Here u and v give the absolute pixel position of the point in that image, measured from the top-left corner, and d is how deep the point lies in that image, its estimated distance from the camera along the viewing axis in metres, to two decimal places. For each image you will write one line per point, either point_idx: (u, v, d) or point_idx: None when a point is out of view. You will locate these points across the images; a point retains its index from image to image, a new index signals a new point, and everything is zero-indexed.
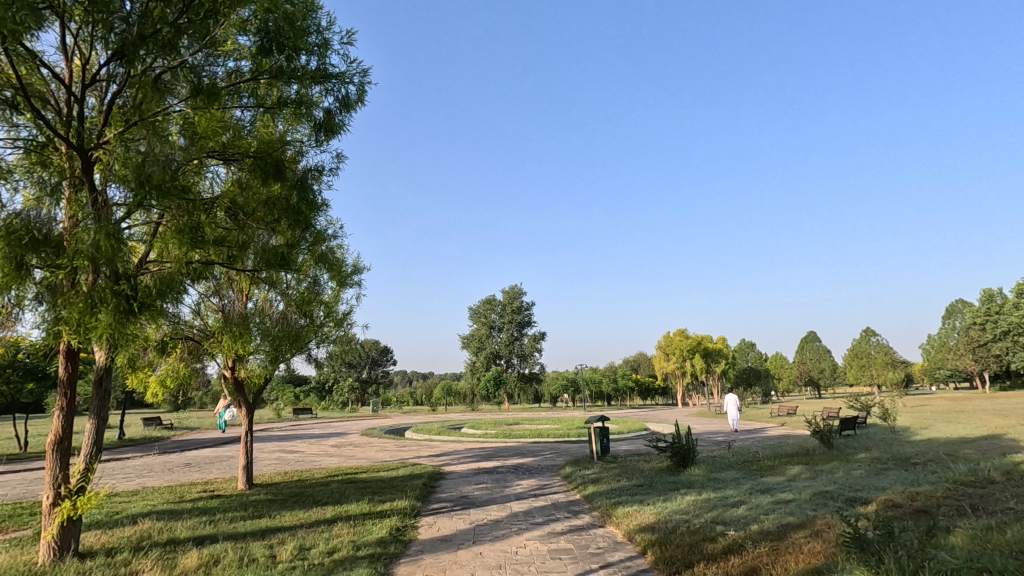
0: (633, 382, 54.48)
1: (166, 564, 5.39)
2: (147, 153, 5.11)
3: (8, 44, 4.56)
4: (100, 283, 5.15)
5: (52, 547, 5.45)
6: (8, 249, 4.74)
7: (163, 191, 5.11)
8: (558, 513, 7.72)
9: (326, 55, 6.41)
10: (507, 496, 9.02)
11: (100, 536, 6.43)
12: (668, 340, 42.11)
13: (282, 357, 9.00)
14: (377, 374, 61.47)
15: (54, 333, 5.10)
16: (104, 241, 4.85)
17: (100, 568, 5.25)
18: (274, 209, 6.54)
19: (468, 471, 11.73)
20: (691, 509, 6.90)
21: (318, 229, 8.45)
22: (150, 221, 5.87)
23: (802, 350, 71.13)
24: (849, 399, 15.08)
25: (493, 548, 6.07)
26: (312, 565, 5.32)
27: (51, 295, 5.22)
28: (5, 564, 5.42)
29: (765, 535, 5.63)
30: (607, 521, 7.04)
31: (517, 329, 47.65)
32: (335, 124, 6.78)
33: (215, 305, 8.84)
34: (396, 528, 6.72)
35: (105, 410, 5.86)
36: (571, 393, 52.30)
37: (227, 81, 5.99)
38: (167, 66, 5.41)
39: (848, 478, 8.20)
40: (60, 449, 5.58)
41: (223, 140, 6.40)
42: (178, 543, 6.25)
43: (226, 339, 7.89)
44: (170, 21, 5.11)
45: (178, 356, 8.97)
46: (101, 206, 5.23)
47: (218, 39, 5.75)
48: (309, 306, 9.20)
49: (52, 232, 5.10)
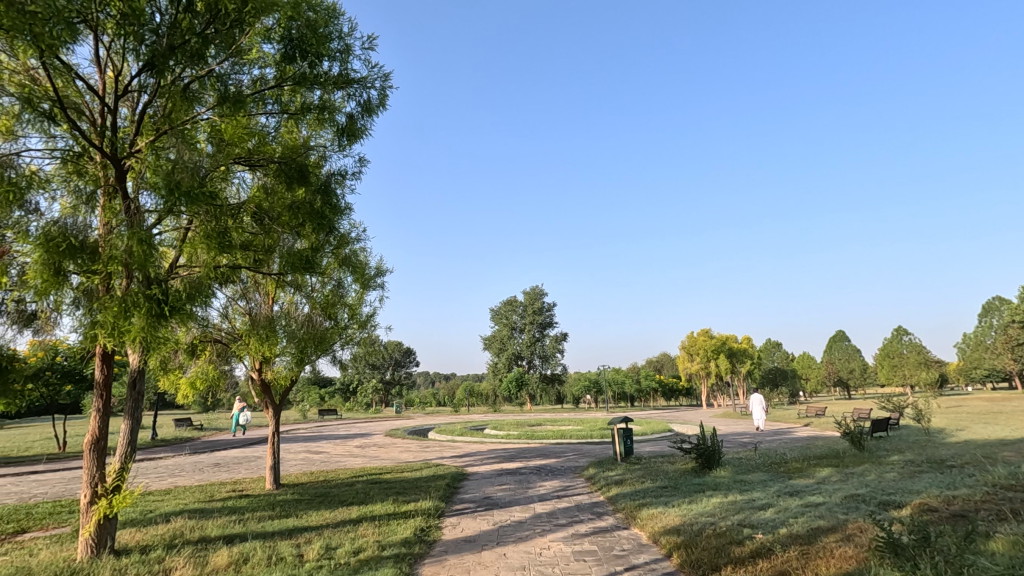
0: (657, 382, 53.88)
1: (197, 561, 5.51)
2: (176, 161, 5.27)
3: (45, 58, 4.72)
4: (133, 288, 5.33)
5: (89, 545, 5.63)
6: (47, 256, 4.90)
7: (192, 197, 5.25)
8: (581, 514, 7.69)
9: (348, 61, 6.50)
10: (530, 497, 9.00)
11: (134, 535, 6.60)
12: (693, 340, 41.49)
13: (308, 359, 9.14)
14: (401, 375, 62.03)
15: (91, 336, 5.26)
16: (137, 247, 5.01)
17: (135, 565, 5.38)
18: (299, 212, 6.72)
19: (491, 472, 11.76)
20: (718, 512, 6.79)
21: (343, 233, 8.56)
22: (179, 227, 6.02)
23: (832, 349, 69.32)
24: (880, 401, 14.68)
25: (517, 549, 6.07)
26: (338, 565, 5.36)
27: (87, 300, 5.37)
28: (45, 560, 5.61)
29: (795, 539, 5.50)
30: (631, 523, 6.97)
31: (538, 329, 47.55)
32: (357, 129, 6.88)
33: (242, 308, 9.02)
34: (420, 528, 6.78)
35: (138, 411, 6.02)
36: (594, 394, 51.99)
37: (252, 89, 6.10)
38: (195, 76, 5.58)
39: (881, 481, 7.97)
40: (96, 448, 5.76)
41: (248, 146, 6.50)
42: (208, 541, 6.38)
43: (254, 341, 8.05)
44: (198, 32, 5.26)
45: (207, 358, 9.18)
46: (134, 214, 5.39)
47: (244, 48, 5.85)
48: (333, 308, 9.29)
49: (88, 239, 5.26)
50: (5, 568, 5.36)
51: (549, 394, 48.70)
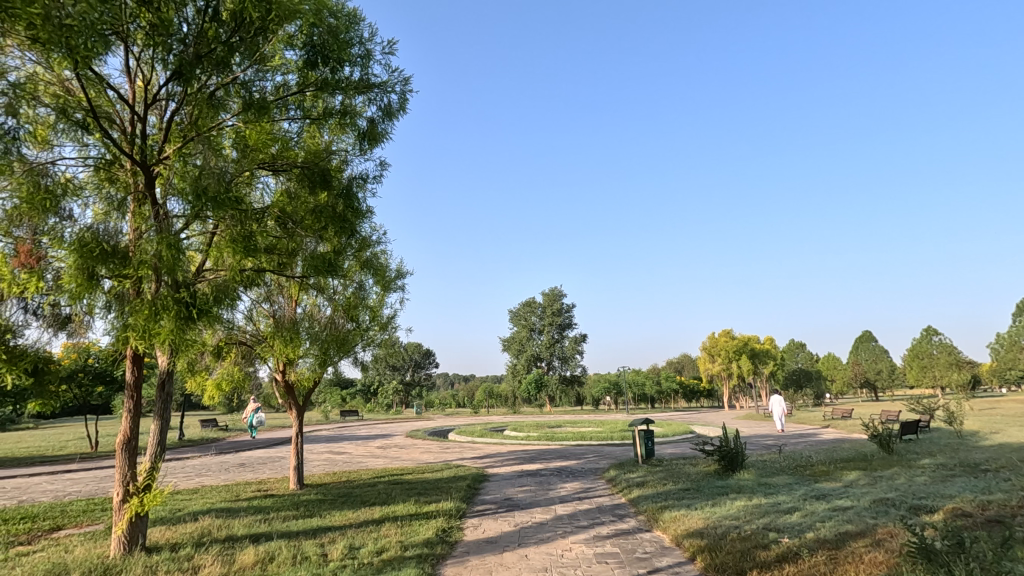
0: (677, 384, 53.24)
1: (225, 559, 5.62)
2: (203, 167, 5.40)
3: (79, 69, 4.85)
4: (163, 292, 5.48)
5: (122, 542, 5.78)
6: (81, 261, 5.04)
7: (218, 202, 5.37)
8: (603, 516, 7.64)
9: (368, 65, 6.57)
10: (551, 499, 8.98)
11: (164, 532, 6.75)
12: (714, 340, 40.95)
13: (331, 360, 9.25)
14: (420, 376, 62.34)
15: (123, 339, 5.42)
16: (166, 251, 5.13)
17: (165, 563, 5.50)
18: (322, 216, 6.80)
19: (512, 473, 11.75)
20: (742, 515, 6.70)
21: (364, 236, 8.65)
22: (206, 232, 6.15)
23: (858, 350, 67.78)
24: (909, 403, 14.32)
25: (538, 551, 6.07)
26: (361, 565, 5.41)
27: (118, 303, 5.51)
28: (80, 556, 5.78)
29: (822, 544, 5.40)
30: (654, 525, 6.92)
31: (557, 332, 47.42)
32: (378, 133, 6.95)
33: (267, 311, 9.14)
34: (442, 529, 6.82)
35: (168, 412, 6.17)
36: (614, 395, 51.66)
37: (276, 95, 6.18)
38: (220, 83, 5.72)
39: (911, 485, 7.78)
40: (128, 448, 5.92)
41: (272, 152, 6.61)
42: (236, 539, 6.51)
43: (278, 343, 8.18)
44: (224, 40, 5.40)
45: (232, 360, 9.34)
46: (162, 219, 5.52)
47: (267, 55, 5.94)
48: (355, 311, 9.41)
49: (119, 244, 5.44)
50: (43, 564, 5.52)
51: (569, 395, 48.57)
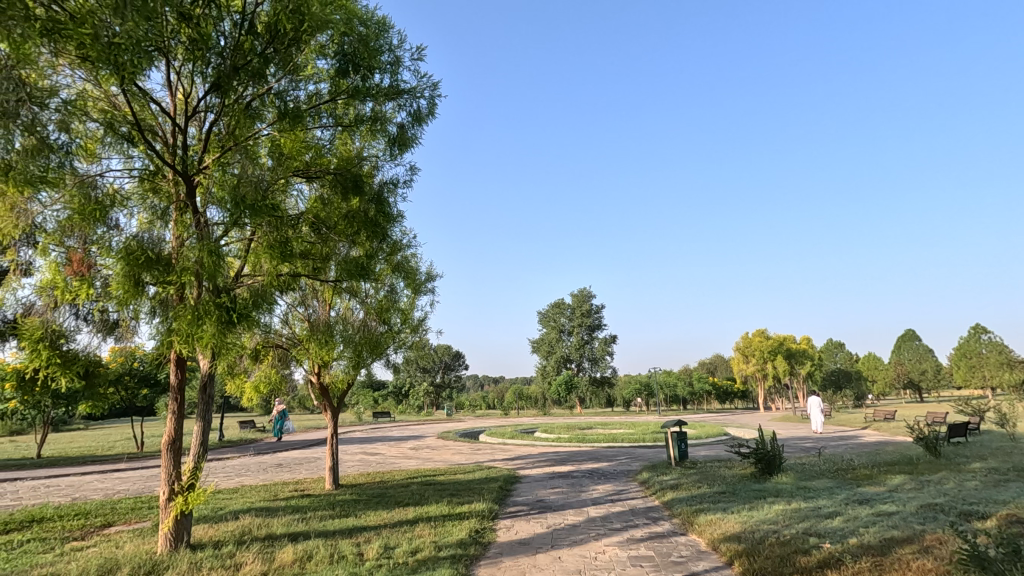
0: (711, 386, 52.17)
1: (265, 557, 5.77)
2: (241, 176, 5.59)
3: (125, 84, 5.09)
4: (204, 297, 5.65)
5: (168, 539, 5.99)
6: (128, 269, 5.27)
7: (256, 209, 5.55)
8: (636, 519, 7.56)
9: (398, 72, 6.68)
10: (584, 501, 8.94)
11: (208, 530, 6.98)
12: (748, 340, 40.17)
13: (364, 362, 9.42)
14: (451, 378, 62.76)
15: (167, 343, 5.64)
16: (207, 257, 5.33)
17: (209, 559, 5.68)
18: (354, 221, 6.97)
19: (544, 475, 11.73)
20: (781, 519, 6.54)
21: (395, 240, 8.79)
22: (244, 238, 6.29)
23: (900, 350, 65.38)
24: (957, 404, 13.75)
25: (572, 553, 6.04)
26: (397, 565, 5.48)
27: (163, 309, 5.72)
28: (130, 552, 6.01)
29: (866, 550, 5.23)
30: (689, 529, 6.82)
31: (587, 333, 47.14)
32: (408, 138, 7.05)
33: (302, 315, 9.30)
34: (475, 530, 6.84)
35: (209, 413, 6.37)
36: (645, 396, 51.06)
37: (309, 104, 6.32)
38: (256, 94, 5.89)
39: (961, 490, 7.45)
40: (173, 448, 6.14)
41: (305, 159, 6.77)
42: (275, 538, 6.67)
43: (314, 346, 8.38)
44: (259, 52, 5.56)
45: (269, 363, 9.61)
46: (203, 227, 5.70)
47: (300, 65, 6.07)
48: (387, 314, 9.55)
49: (162, 252, 5.63)
50: (95, 559, 5.76)
51: (599, 397, 48.22)
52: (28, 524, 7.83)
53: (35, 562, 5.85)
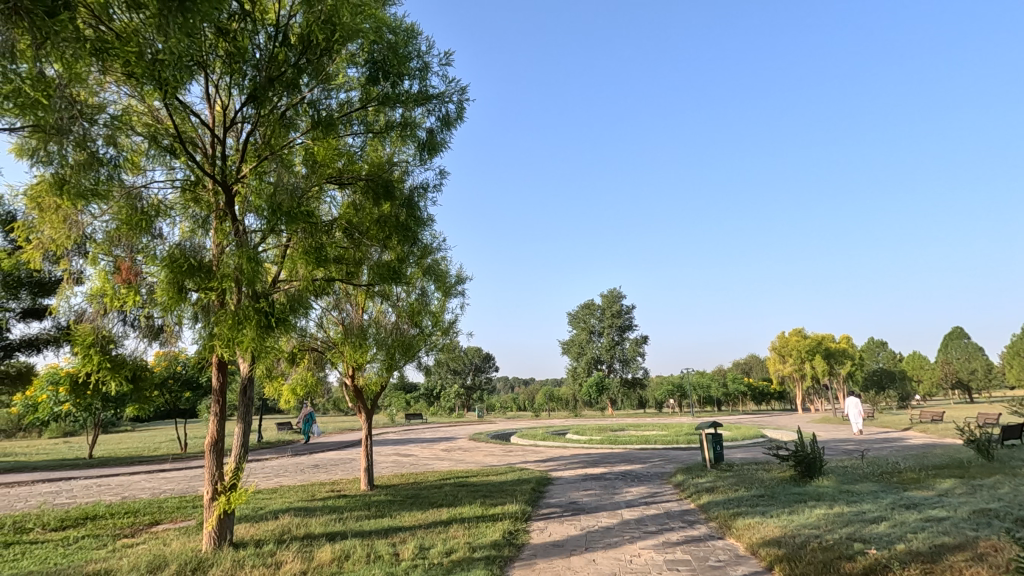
0: (747, 386, 50.99)
1: (305, 556, 5.90)
2: (277, 184, 5.75)
3: (167, 99, 5.29)
4: (243, 302, 5.81)
5: (212, 537, 6.18)
6: (171, 276, 5.47)
7: (291, 216, 5.70)
8: (672, 521, 7.46)
9: (427, 78, 6.74)
10: (617, 503, 8.85)
11: (249, 529, 7.17)
12: (785, 340, 39.25)
13: (397, 364, 9.58)
14: (481, 380, 63.02)
15: (209, 347, 5.83)
16: (246, 264, 5.50)
17: (251, 557, 5.85)
18: (385, 226, 7.11)
19: (576, 477, 11.67)
20: (823, 524, 6.34)
21: (426, 244, 8.86)
22: (280, 244, 6.45)
23: (948, 348, 62.73)
24: (1010, 405, 13.12)
25: (607, 555, 6.00)
26: (432, 565, 5.54)
27: (204, 314, 5.90)
28: (177, 549, 6.24)
29: (915, 556, 5.03)
30: (727, 533, 6.68)
31: (618, 333, 46.70)
32: (437, 142, 7.13)
33: (336, 319, 9.38)
34: (509, 532, 6.86)
35: (249, 415, 6.55)
36: (678, 397, 50.27)
37: (340, 112, 6.45)
38: (290, 103, 6.01)
39: (1017, 496, 7.09)
40: (216, 449, 6.34)
41: (338, 166, 6.91)
42: (313, 537, 6.81)
43: (348, 349, 8.58)
44: (293, 63, 5.71)
45: (305, 366, 9.83)
46: (241, 234, 5.87)
47: (332, 74, 6.21)
48: (419, 316, 9.67)
49: (203, 259, 5.82)
50: (145, 555, 5.99)
51: (631, 399, 47.69)
52: (82, 521, 8.20)
53: (90, 557, 6.13)
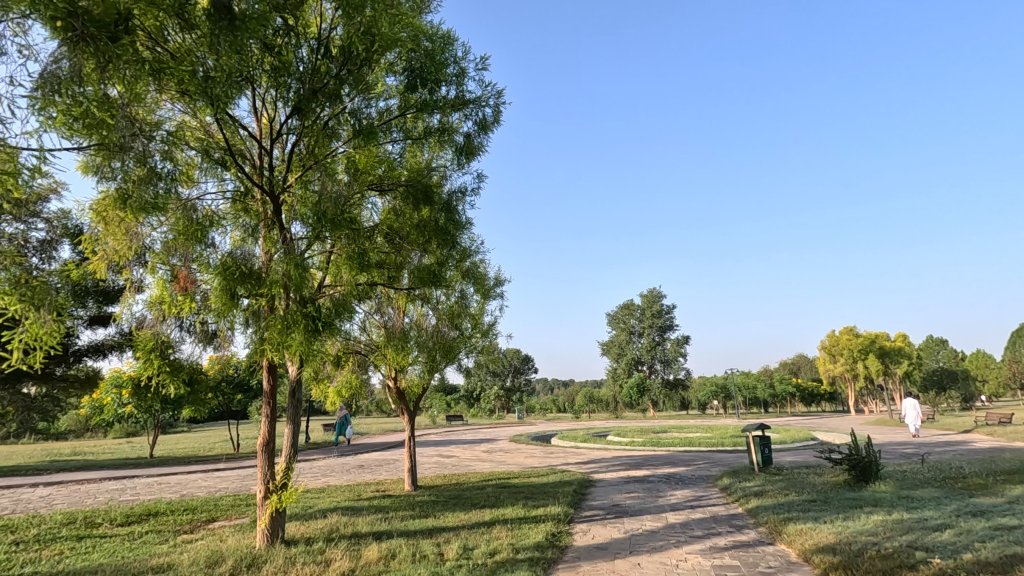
0: (795, 387, 49.27)
1: (352, 554, 6.05)
2: (322, 193, 5.94)
3: (218, 114, 5.53)
4: (291, 307, 6.02)
5: (265, 535, 6.42)
6: (224, 283, 5.68)
7: (336, 223, 5.89)
8: (719, 526, 7.28)
9: (463, 83, 6.82)
10: (662, 506, 8.71)
11: (299, 527, 7.40)
12: (835, 340, 37.79)
13: (438, 366, 9.71)
14: (521, 382, 63.03)
15: (260, 351, 6.06)
16: (293, 270, 5.72)
17: (302, 555, 6.03)
18: (425, 230, 7.19)
19: (618, 479, 11.54)
20: (881, 531, 6.06)
21: (464, 247, 8.94)
22: (325, 251, 6.63)
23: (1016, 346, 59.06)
24: None
25: (652, 559, 5.91)
26: (477, 565, 5.60)
27: (255, 320, 6.13)
28: (233, 545, 6.49)
29: (984, 567, 4.75)
30: (777, 539, 6.48)
31: (658, 333, 45.95)
32: (475, 146, 7.20)
33: (378, 322, 9.63)
34: (551, 533, 6.84)
35: (298, 417, 6.76)
36: (723, 399, 49.03)
37: (380, 120, 6.58)
38: (332, 113, 6.17)
39: None
40: (268, 449, 6.58)
41: (378, 173, 7.06)
42: (360, 536, 6.97)
43: (390, 351, 8.72)
44: (334, 74, 5.89)
45: (350, 369, 10.07)
46: (288, 242, 6.10)
47: (371, 83, 6.35)
48: (458, 319, 9.78)
49: (254, 266, 6.04)
50: (203, 551, 6.26)
51: (673, 400, 46.79)
52: (146, 517, 8.66)
53: (153, 552, 6.45)
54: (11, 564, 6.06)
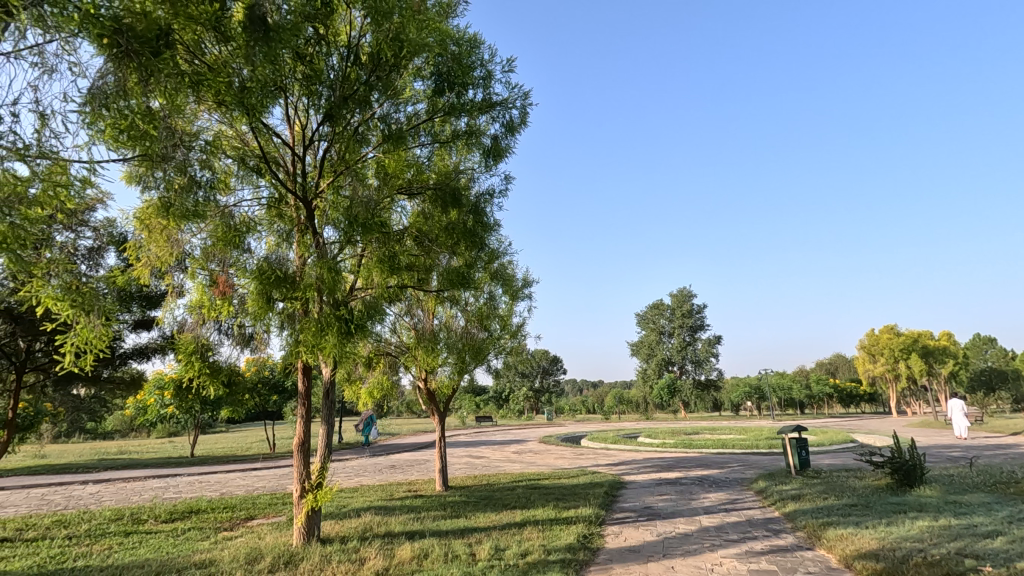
0: (833, 387, 47.82)
1: (386, 553, 6.14)
2: (353, 197, 6.05)
3: (253, 123, 5.69)
4: (325, 310, 6.13)
5: (301, 533, 6.56)
6: (261, 287, 5.85)
7: (366, 227, 5.98)
8: (755, 530, 7.14)
9: (490, 85, 6.85)
10: (695, 509, 8.58)
11: (335, 526, 7.55)
12: (876, 339, 36.56)
13: (467, 367, 9.76)
14: (549, 383, 62.85)
15: (295, 353, 6.20)
16: (326, 273, 5.83)
17: (337, 553, 6.15)
18: (454, 232, 7.21)
19: (650, 481, 11.42)
20: (927, 537, 5.85)
21: (493, 248, 9.00)
22: (356, 254, 6.75)
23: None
24: None
25: (686, 563, 5.83)
26: (509, 565, 5.61)
27: (290, 322, 6.27)
28: (271, 543, 6.66)
29: None
30: (816, 544, 6.31)
31: (689, 333, 45.23)
32: (502, 148, 7.23)
33: (408, 324, 9.75)
34: (583, 535, 6.81)
35: (332, 417, 6.90)
36: (757, 400, 47.94)
37: (409, 124, 6.67)
38: (362, 119, 6.27)
39: None
40: (304, 450, 6.73)
41: (407, 177, 7.14)
42: (394, 536, 7.07)
43: (421, 353, 8.81)
44: (364, 81, 6.00)
45: (381, 370, 10.22)
46: (321, 246, 6.22)
47: (400, 89, 6.44)
48: (488, 320, 9.83)
49: (288, 271, 6.17)
50: (243, 547, 6.45)
51: (705, 401, 45.99)
52: (188, 514, 8.96)
53: (196, 548, 6.67)
54: (65, 557, 6.34)
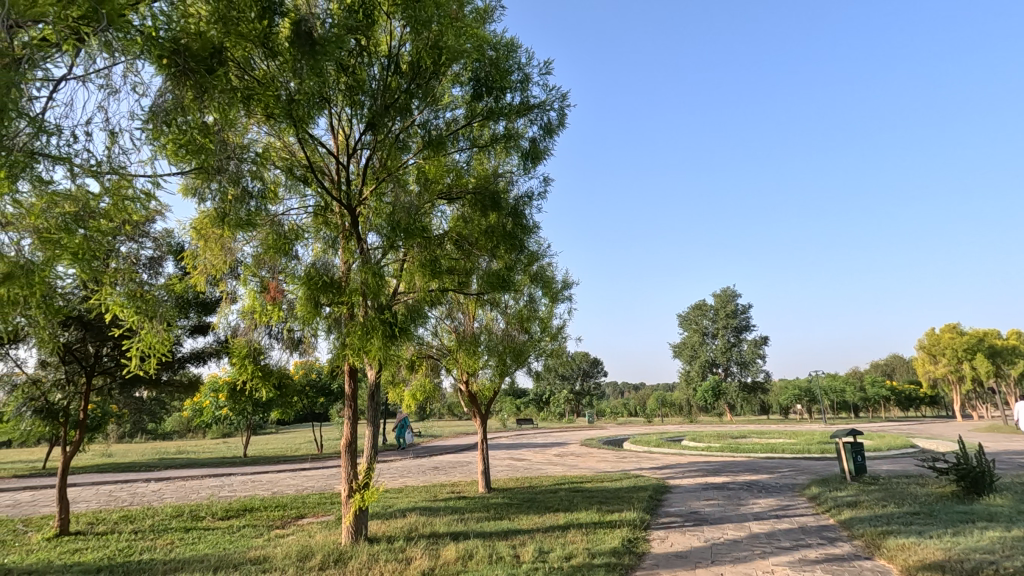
0: (890, 390, 45.55)
1: (431, 553, 6.23)
2: (395, 205, 6.26)
3: (299, 133, 5.90)
4: (370, 314, 6.26)
5: (350, 532, 6.73)
6: (309, 292, 6.06)
7: (409, 232, 6.08)
8: (808, 538, 6.87)
9: (528, 88, 6.87)
10: (744, 515, 8.35)
11: (381, 526, 7.71)
12: (937, 339, 34.64)
13: (508, 370, 9.80)
14: (590, 385, 62.30)
15: (342, 356, 6.40)
16: (370, 278, 5.97)
17: (384, 552, 6.28)
18: (493, 236, 7.27)
19: (696, 486, 11.17)
20: (998, 549, 5.50)
21: (532, 250, 9.00)
22: (398, 259, 6.89)
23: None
24: None
25: (736, 570, 5.67)
26: (553, 569, 5.59)
27: (337, 326, 6.45)
28: (321, 541, 6.85)
29: None
30: (876, 553, 6.02)
31: (734, 334, 44.02)
32: (540, 150, 7.23)
33: (450, 326, 9.86)
34: (628, 539, 6.72)
35: (377, 419, 7.05)
36: (807, 402, 46.15)
37: (447, 130, 6.77)
38: (402, 127, 6.42)
39: None
40: (351, 450, 6.90)
41: (447, 182, 7.22)
42: (438, 536, 7.16)
43: (462, 355, 8.90)
44: (404, 89, 6.16)
45: (423, 372, 10.39)
46: (365, 252, 6.38)
47: (438, 95, 6.56)
48: (528, 322, 9.86)
49: (334, 276, 6.36)
50: (295, 545, 6.66)
51: (752, 403, 44.62)
52: (243, 512, 9.32)
53: (251, 544, 6.94)
54: (132, 551, 6.71)
